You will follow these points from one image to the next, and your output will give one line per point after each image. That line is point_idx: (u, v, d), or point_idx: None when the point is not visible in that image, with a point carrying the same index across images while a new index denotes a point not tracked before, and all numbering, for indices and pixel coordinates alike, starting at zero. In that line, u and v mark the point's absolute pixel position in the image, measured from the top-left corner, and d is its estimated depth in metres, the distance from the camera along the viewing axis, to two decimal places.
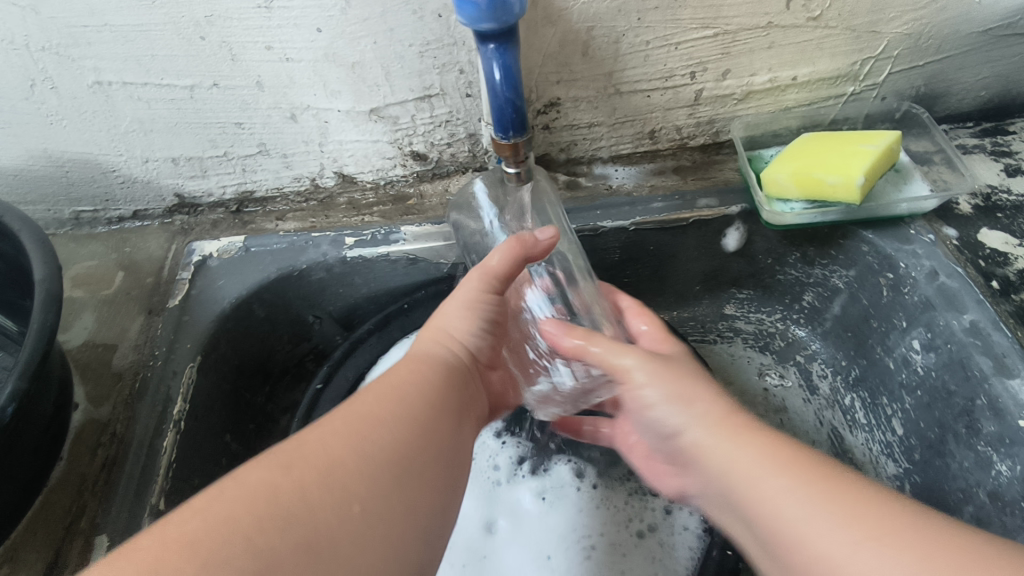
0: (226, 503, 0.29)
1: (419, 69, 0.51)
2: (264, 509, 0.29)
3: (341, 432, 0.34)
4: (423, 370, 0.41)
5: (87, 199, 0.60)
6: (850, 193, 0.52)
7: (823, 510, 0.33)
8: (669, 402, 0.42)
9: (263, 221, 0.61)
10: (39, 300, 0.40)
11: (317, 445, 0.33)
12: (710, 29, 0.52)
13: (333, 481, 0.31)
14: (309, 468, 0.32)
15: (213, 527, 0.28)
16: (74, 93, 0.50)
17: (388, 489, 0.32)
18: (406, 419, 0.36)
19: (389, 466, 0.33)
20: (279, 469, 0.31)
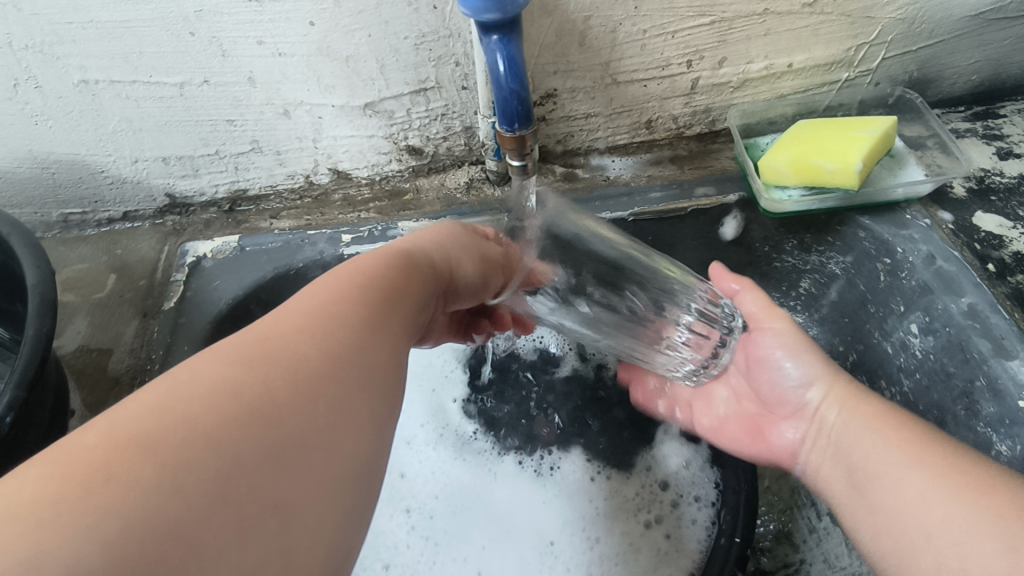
0: (166, 398, 0.24)
1: (414, 61, 0.50)
2: (214, 406, 0.24)
3: (299, 328, 0.29)
4: (388, 269, 0.36)
5: (75, 200, 0.58)
6: (848, 179, 0.53)
7: (905, 468, 0.36)
8: (790, 353, 0.46)
9: (257, 220, 0.60)
10: (34, 305, 0.39)
11: (271, 339, 0.28)
12: (706, 16, 0.51)
13: (301, 379, 0.26)
14: (264, 360, 0.27)
15: (156, 420, 0.23)
16: (60, 93, 0.49)
17: (351, 388, 0.28)
18: (371, 317, 0.32)
19: (356, 366, 0.29)
20: (235, 363, 0.26)
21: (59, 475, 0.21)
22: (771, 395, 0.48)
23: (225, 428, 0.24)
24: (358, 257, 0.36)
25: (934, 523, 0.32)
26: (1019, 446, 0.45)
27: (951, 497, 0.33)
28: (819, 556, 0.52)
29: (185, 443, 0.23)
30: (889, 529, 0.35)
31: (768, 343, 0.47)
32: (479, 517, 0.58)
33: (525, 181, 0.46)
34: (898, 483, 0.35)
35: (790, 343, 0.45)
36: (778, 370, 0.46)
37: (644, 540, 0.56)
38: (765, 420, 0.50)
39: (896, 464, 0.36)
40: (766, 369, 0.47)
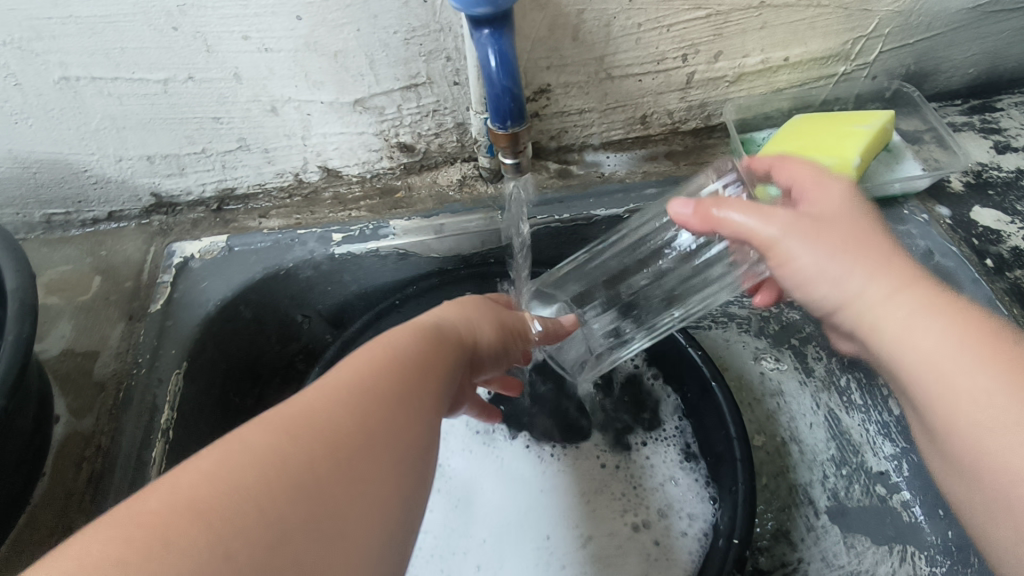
0: (219, 470, 0.23)
1: (404, 57, 0.49)
2: (265, 483, 0.23)
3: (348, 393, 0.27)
4: (428, 324, 0.34)
5: (58, 200, 0.57)
6: (845, 174, 0.52)
7: (947, 335, 0.30)
8: (830, 268, 0.34)
9: (246, 219, 0.59)
10: (13, 310, 0.38)
11: (320, 404, 0.26)
12: (702, 10, 0.51)
13: (345, 453, 0.25)
14: (314, 430, 0.25)
15: (209, 498, 0.22)
16: (40, 90, 0.47)
17: (398, 471, 0.26)
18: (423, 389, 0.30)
19: (397, 433, 0.27)
20: (287, 433, 0.25)
21: (122, 539, 0.21)
22: (821, 330, 0.44)
23: (276, 510, 0.22)
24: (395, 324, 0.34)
25: (995, 448, 0.28)
26: None
27: (997, 368, 0.29)
28: (817, 555, 0.54)
29: (237, 526, 0.22)
30: (928, 370, 0.31)
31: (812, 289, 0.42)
32: (479, 513, 0.58)
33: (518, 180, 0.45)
34: (976, 433, 0.29)
35: (833, 282, 0.41)
36: (821, 307, 0.43)
37: (642, 537, 0.55)
38: (813, 340, 0.45)
39: (937, 324, 0.31)
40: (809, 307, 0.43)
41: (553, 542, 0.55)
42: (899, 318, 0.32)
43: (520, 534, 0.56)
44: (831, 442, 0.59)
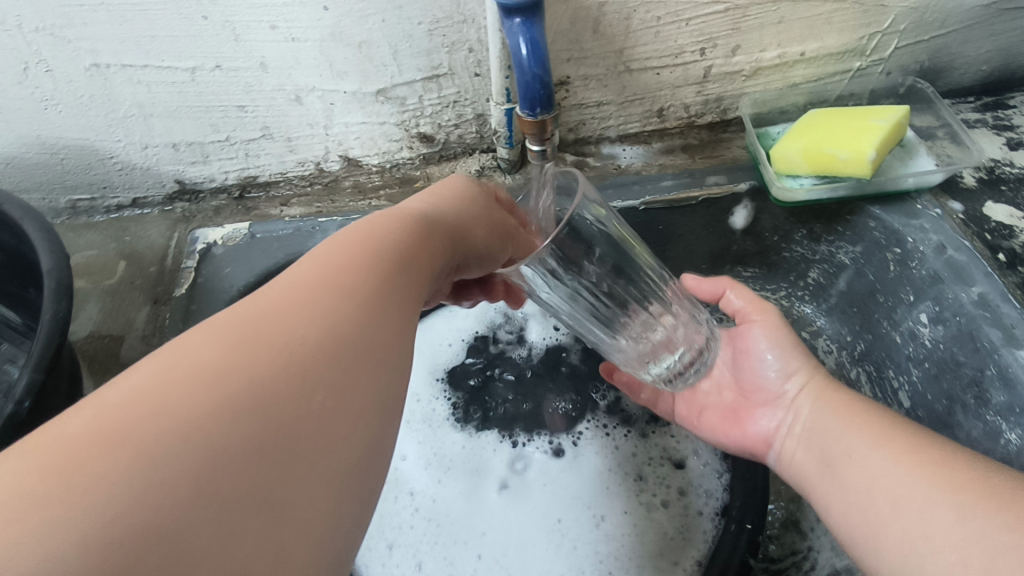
0: (147, 385, 0.22)
1: (428, 47, 0.50)
2: (196, 392, 0.22)
3: (282, 307, 0.26)
4: (396, 227, 0.33)
5: (84, 187, 0.58)
6: (860, 168, 0.53)
7: (891, 467, 0.36)
8: (774, 350, 0.47)
9: (267, 207, 0.60)
10: (49, 290, 0.39)
11: (248, 321, 0.25)
12: (721, 4, 0.51)
13: (296, 363, 0.24)
14: (245, 341, 0.24)
15: (135, 410, 0.21)
16: (71, 76, 0.48)
17: (352, 373, 0.25)
18: (376, 291, 0.28)
19: (363, 348, 0.26)
20: (217, 343, 0.24)
21: (32, 466, 0.19)
22: (749, 380, 0.49)
23: (216, 412, 0.21)
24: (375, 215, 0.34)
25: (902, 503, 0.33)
26: None
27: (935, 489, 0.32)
28: (826, 544, 0.53)
29: (170, 431, 0.21)
30: (875, 507, 0.35)
31: (754, 334, 0.48)
32: (481, 501, 0.58)
33: (541, 170, 0.46)
34: (881, 479, 0.36)
35: (771, 334, 0.47)
36: (760, 361, 0.48)
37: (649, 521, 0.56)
38: (744, 408, 0.50)
39: (881, 464, 0.36)
40: (748, 358, 0.49)
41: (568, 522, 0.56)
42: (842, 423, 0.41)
43: (526, 516, 0.56)
44: None
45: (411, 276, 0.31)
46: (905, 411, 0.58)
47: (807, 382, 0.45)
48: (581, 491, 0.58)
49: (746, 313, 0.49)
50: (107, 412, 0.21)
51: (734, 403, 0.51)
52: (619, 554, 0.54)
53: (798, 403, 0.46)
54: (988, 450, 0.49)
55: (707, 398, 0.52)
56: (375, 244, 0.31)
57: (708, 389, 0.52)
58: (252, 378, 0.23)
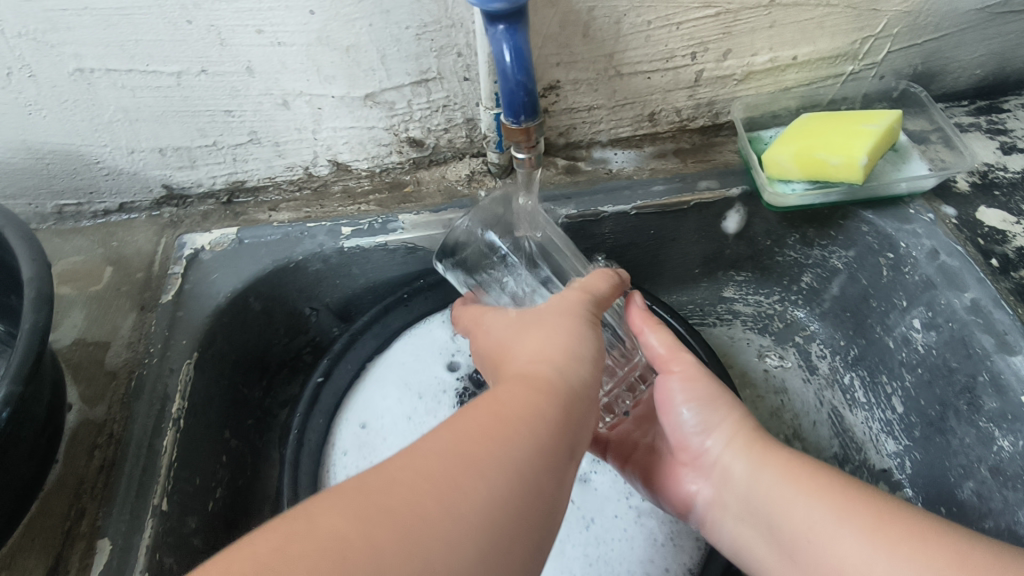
0: (324, 534, 0.26)
1: (416, 52, 0.49)
2: (360, 555, 0.25)
3: (447, 469, 0.29)
4: (538, 396, 0.35)
5: (70, 192, 0.57)
6: (852, 173, 0.52)
7: (834, 525, 0.38)
8: (696, 406, 0.46)
9: (256, 212, 0.60)
10: (30, 298, 0.39)
11: (415, 481, 0.28)
12: (711, 8, 0.51)
13: (422, 538, 0.26)
14: (410, 508, 0.27)
15: (315, 562, 0.25)
16: (55, 81, 0.48)
17: (493, 550, 0.28)
18: (529, 473, 0.30)
19: (487, 521, 0.28)
20: (355, 519, 0.26)
21: None
22: (674, 440, 0.49)
23: None
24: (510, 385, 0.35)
25: (851, 564, 0.36)
26: (1021, 441, 0.45)
27: (887, 559, 0.35)
28: None
29: None
30: None
31: (671, 387, 0.47)
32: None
33: (529, 174, 0.45)
34: (833, 543, 0.37)
35: (692, 388, 0.47)
36: (676, 418, 0.47)
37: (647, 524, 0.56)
38: (675, 462, 0.50)
39: (822, 520, 0.39)
40: (666, 415, 0.48)
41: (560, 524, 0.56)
42: (774, 462, 0.43)
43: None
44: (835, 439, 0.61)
45: (555, 459, 0.32)
46: (898, 417, 0.58)
47: (733, 439, 0.45)
48: (582, 491, 0.57)
49: (664, 359, 0.48)
50: (271, 554, 0.25)
51: (666, 453, 0.51)
52: (610, 558, 0.54)
53: (717, 463, 0.46)
54: (980, 456, 0.49)
55: (649, 439, 0.52)
56: (536, 424, 0.33)
57: (649, 431, 0.53)
58: (413, 546, 0.26)
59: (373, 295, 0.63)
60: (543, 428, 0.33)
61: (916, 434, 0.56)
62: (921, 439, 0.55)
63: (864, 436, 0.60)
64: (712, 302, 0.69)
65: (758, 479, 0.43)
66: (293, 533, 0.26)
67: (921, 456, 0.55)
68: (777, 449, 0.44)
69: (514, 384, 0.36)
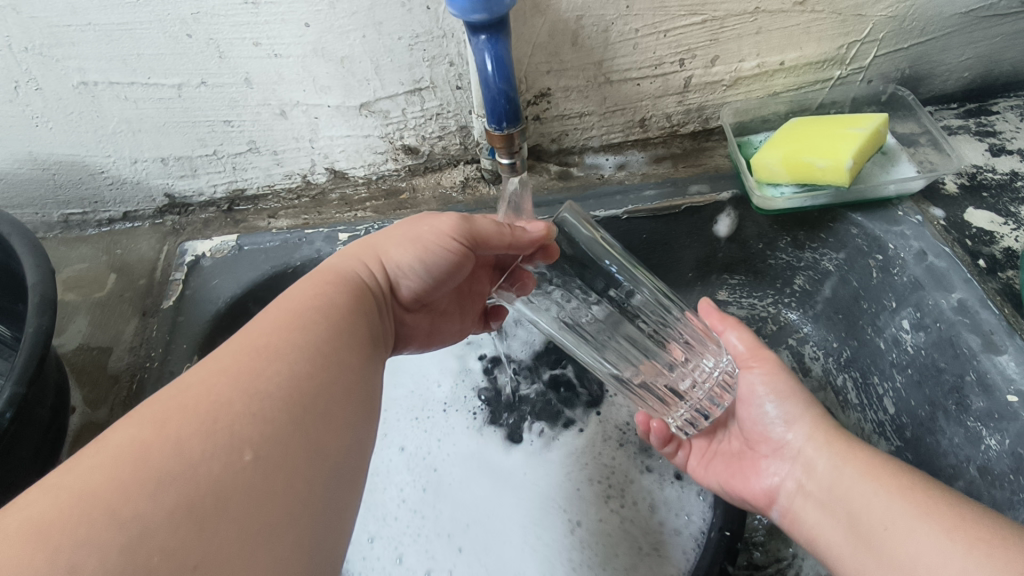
0: (116, 455, 0.25)
1: (409, 62, 0.51)
2: (160, 450, 0.25)
3: (231, 368, 0.30)
4: (328, 295, 0.37)
5: (76, 201, 0.59)
6: (839, 176, 0.53)
7: (914, 519, 0.36)
8: (771, 394, 0.48)
9: (256, 219, 0.61)
10: (34, 303, 0.40)
11: (202, 388, 0.29)
12: (698, 15, 0.52)
13: (216, 424, 0.27)
14: (201, 407, 0.27)
15: (101, 478, 0.24)
16: (60, 94, 0.49)
17: (300, 408, 0.29)
18: (316, 354, 0.33)
19: (287, 405, 0.29)
20: (150, 425, 0.26)
21: None
22: (755, 431, 0.50)
23: (140, 493, 0.23)
24: (300, 284, 0.39)
25: (924, 558, 0.34)
26: (1007, 440, 0.46)
27: (965, 556, 0.32)
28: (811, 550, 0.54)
29: (138, 500, 0.23)
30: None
31: (754, 380, 0.50)
32: (471, 497, 0.58)
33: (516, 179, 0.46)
34: (908, 536, 0.35)
35: (771, 382, 0.49)
36: (759, 409, 0.49)
37: (633, 530, 0.56)
38: (750, 459, 0.50)
39: (902, 514, 0.36)
40: (749, 406, 0.50)
41: (543, 528, 0.56)
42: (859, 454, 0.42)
43: (514, 514, 0.57)
44: None
45: (345, 341, 0.35)
46: (890, 417, 0.58)
47: (812, 434, 0.46)
48: (567, 497, 0.58)
49: (744, 355, 0.51)
50: (63, 477, 0.24)
51: (739, 451, 0.52)
52: (592, 563, 0.54)
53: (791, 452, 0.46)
54: (969, 456, 0.49)
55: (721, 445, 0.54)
56: (313, 315, 0.35)
57: (722, 435, 0.54)
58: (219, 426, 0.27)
59: None
60: (332, 321, 0.35)
61: (907, 434, 0.56)
62: (912, 439, 0.56)
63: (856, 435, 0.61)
64: None
65: (835, 469, 0.42)
66: (71, 470, 0.25)
67: (913, 457, 0.55)
68: (860, 449, 0.43)
69: (288, 295, 0.37)
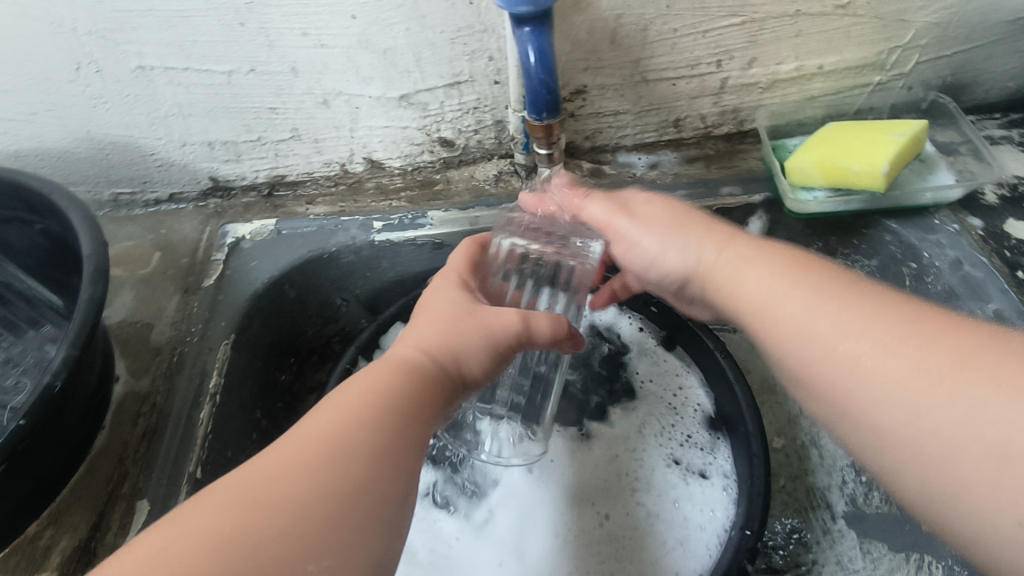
0: (195, 543, 0.27)
1: (450, 55, 0.52)
2: (235, 540, 0.27)
3: (319, 447, 0.30)
4: (404, 373, 0.35)
5: (126, 181, 0.61)
6: (874, 181, 0.53)
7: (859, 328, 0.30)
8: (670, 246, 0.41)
9: (295, 205, 0.63)
10: (88, 273, 0.42)
11: (274, 472, 0.29)
12: (738, 17, 0.52)
13: (287, 513, 0.28)
14: (277, 498, 0.28)
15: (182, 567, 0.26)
16: (118, 77, 0.52)
17: (407, 443, 0.32)
18: (411, 406, 0.34)
19: (355, 499, 0.29)
20: (227, 511, 0.28)
21: None
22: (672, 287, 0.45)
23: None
24: (370, 364, 0.36)
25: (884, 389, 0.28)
26: None
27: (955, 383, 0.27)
28: (831, 558, 0.55)
29: None
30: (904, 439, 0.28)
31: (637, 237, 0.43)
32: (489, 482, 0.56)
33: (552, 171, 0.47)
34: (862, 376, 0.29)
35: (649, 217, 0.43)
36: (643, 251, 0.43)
37: (657, 523, 0.52)
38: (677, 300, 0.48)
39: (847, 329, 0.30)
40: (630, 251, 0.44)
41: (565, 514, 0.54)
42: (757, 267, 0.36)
43: (533, 506, 0.54)
44: None
45: (437, 399, 0.36)
46: None
47: (727, 246, 0.38)
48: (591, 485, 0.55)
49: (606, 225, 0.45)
50: (155, 557, 0.26)
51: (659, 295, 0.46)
52: (615, 555, 0.51)
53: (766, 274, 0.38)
54: None
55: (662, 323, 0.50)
56: (389, 398, 0.33)
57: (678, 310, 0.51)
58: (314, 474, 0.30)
59: (402, 288, 0.65)
60: (402, 394, 0.34)
61: None
62: None
63: None
64: None
65: (738, 293, 0.36)
66: (157, 551, 0.27)
67: None
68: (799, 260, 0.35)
69: (367, 368, 0.36)
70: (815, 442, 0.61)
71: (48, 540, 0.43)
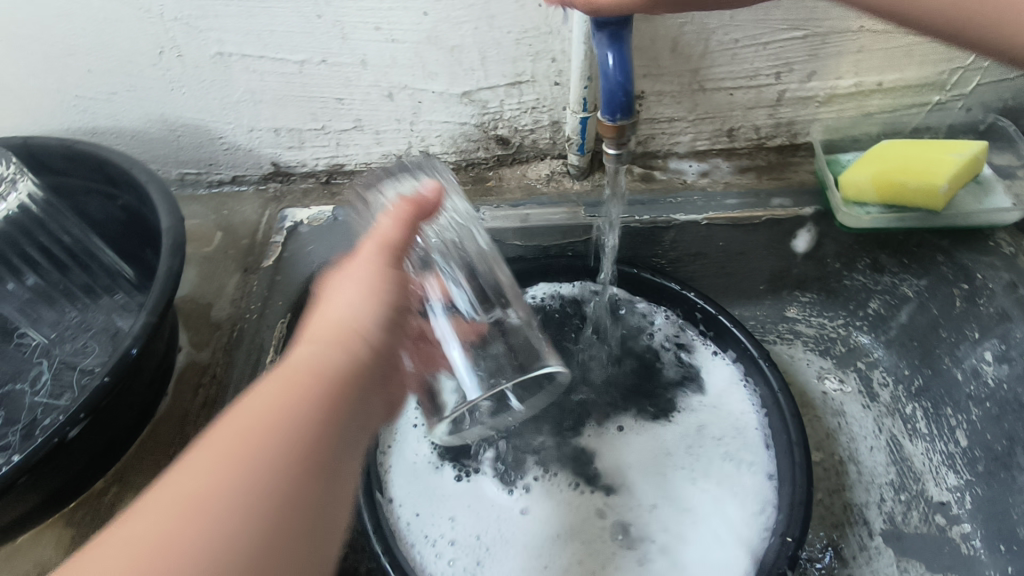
0: None
1: (514, 55, 0.53)
2: None
3: (169, 501, 0.26)
4: (302, 388, 0.30)
5: (193, 162, 0.64)
6: (932, 199, 0.54)
7: None
8: None
9: (351, 193, 0.65)
10: (167, 245, 0.44)
11: (114, 542, 0.25)
12: (800, 30, 0.53)
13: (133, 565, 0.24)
14: (177, 510, 0.25)
15: None
16: (198, 62, 0.54)
17: (307, 435, 0.29)
18: (335, 392, 0.31)
19: (250, 506, 0.26)
20: None
21: None
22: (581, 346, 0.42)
23: None
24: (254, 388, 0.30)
25: None
26: None
27: None
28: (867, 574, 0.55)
29: None
30: None
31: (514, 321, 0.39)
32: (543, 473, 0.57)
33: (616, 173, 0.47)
34: None
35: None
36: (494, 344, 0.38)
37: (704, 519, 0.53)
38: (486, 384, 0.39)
39: None
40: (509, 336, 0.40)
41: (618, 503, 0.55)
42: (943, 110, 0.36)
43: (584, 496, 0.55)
44: (892, 467, 0.61)
45: (339, 396, 0.31)
46: (961, 450, 0.57)
47: None
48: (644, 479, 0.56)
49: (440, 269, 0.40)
50: None
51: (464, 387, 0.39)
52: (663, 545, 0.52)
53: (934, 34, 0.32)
54: None
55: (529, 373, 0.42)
56: (276, 429, 0.28)
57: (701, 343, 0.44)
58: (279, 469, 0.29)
59: None
60: (274, 431, 0.28)
61: (980, 468, 0.55)
62: (985, 474, 0.55)
63: (923, 466, 0.60)
64: (773, 321, 0.69)
65: None
66: None
67: (985, 492, 0.55)
68: None
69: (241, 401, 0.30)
70: (852, 459, 0.61)
71: (113, 499, 0.46)
